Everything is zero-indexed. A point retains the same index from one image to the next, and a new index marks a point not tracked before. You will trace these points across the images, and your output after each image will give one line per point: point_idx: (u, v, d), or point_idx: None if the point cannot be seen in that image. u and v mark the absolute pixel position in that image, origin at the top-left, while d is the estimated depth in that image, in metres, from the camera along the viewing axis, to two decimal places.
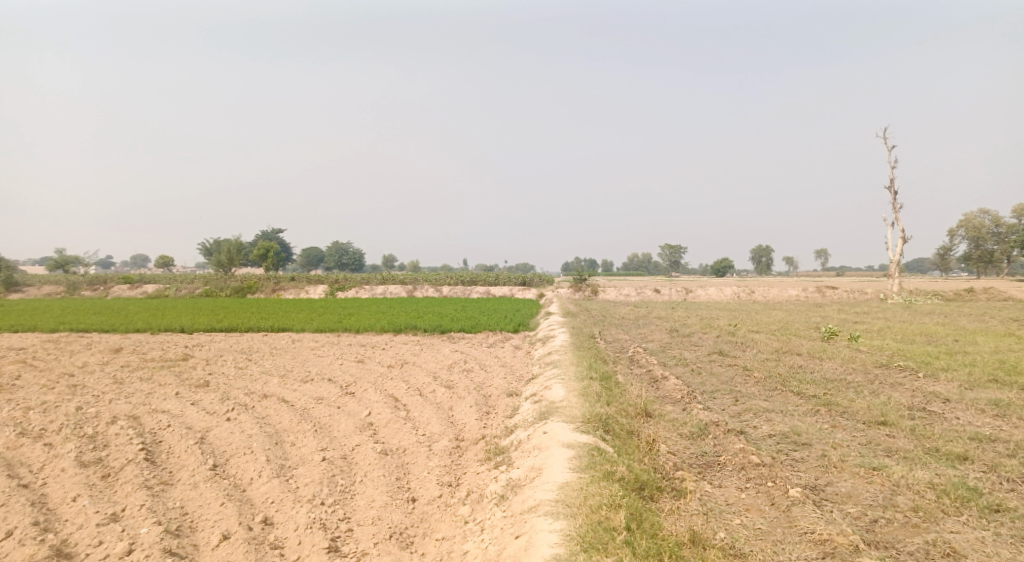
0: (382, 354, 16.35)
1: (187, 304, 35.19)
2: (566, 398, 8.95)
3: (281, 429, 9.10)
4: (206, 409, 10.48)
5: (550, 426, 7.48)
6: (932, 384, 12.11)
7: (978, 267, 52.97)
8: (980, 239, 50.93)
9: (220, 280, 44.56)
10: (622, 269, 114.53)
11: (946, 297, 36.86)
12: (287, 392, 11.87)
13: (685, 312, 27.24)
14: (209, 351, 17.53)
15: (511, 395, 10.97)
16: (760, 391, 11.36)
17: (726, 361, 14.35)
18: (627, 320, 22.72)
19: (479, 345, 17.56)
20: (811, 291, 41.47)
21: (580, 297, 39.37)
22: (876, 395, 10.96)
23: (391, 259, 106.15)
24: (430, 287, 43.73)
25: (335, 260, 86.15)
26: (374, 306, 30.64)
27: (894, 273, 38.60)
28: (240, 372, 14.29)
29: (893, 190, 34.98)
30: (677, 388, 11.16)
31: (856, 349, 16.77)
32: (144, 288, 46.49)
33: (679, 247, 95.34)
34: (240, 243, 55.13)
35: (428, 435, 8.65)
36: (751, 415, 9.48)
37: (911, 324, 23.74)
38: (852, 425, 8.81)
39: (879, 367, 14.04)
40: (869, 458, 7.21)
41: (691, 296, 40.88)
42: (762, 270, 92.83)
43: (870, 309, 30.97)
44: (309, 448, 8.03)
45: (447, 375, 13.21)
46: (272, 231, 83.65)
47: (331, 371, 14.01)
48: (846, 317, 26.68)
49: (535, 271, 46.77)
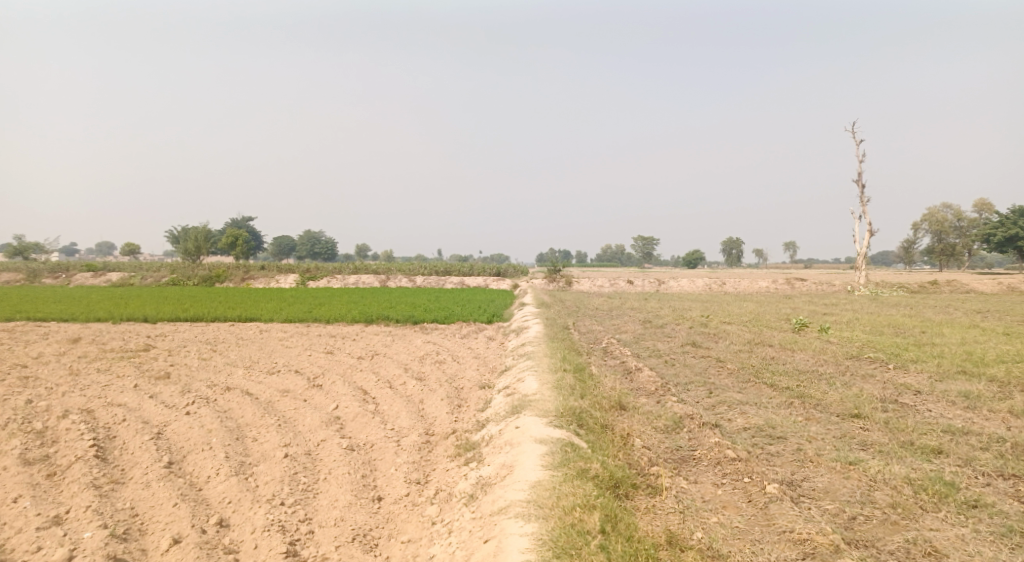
0: (352, 345, 15.99)
1: (153, 292, 34.33)
2: (539, 391, 8.74)
3: (243, 423, 8.76)
4: (165, 402, 10.07)
5: (522, 421, 7.25)
6: (903, 375, 12.15)
7: (942, 261, 54.04)
8: (943, 233, 51.97)
9: (187, 269, 43.59)
10: (595, 259, 114.88)
11: (911, 289, 37.48)
12: (252, 385, 11.48)
13: (658, 303, 27.26)
14: (172, 342, 16.98)
15: (483, 388, 10.74)
16: (734, 383, 11.28)
17: (700, 352, 14.28)
18: (600, 311, 22.61)
19: (451, 336, 17.29)
20: (781, 283, 41.87)
21: (553, 288, 39.22)
22: (848, 387, 10.94)
23: (363, 249, 105.04)
24: (402, 276, 43.29)
25: (307, 249, 85.07)
26: (346, 296, 30.18)
27: (862, 265, 39.13)
28: (203, 363, 13.84)
29: (861, 183, 35.40)
30: (651, 380, 11.02)
31: (827, 340, 16.84)
32: (107, 276, 45.30)
33: (651, 239, 95.93)
34: (208, 230, 54.00)
35: (397, 429, 8.38)
36: (726, 407, 9.37)
37: (879, 316, 24.02)
38: (826, 417, 8.75)
39: (850, 359, 14.10)
40: (845, 452, 7.12)
41: (663, 287, 41.03)
42: (732, 262, 93.79)
43: (838, 301, 31.36)
44: (271, 444, 7.71)
45: (418, 367, 12.93)
46: (241, 219, 82.13)
47: (298, 363, 13.63)
48: (816, 309, 26.93)
49: (509, 262, 46.55)
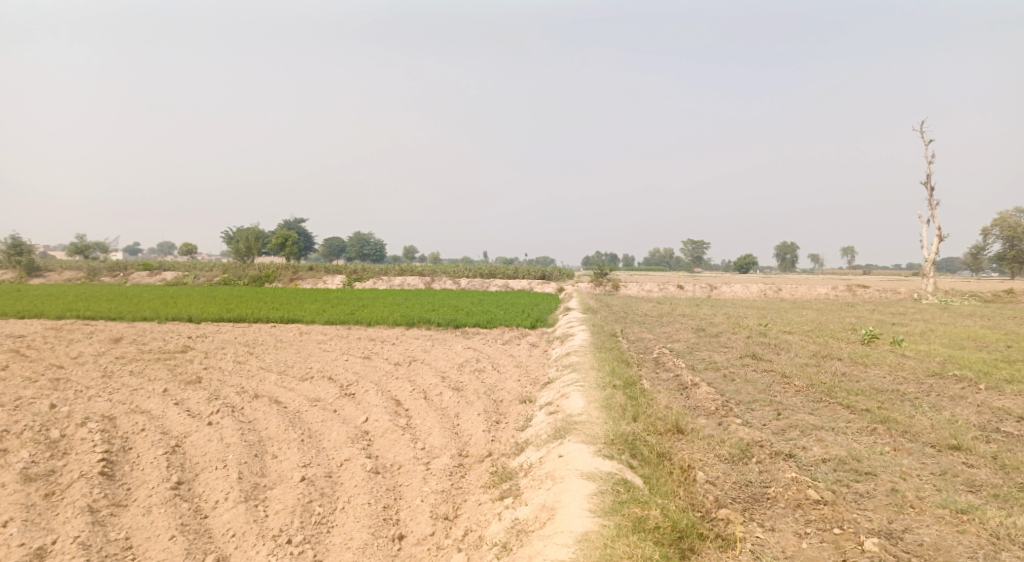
0: (390, 350, 15.34)
1: (203, 292, 34.63)
2: (586, 410, 7.83)
3: (265, 437, 8.10)
4: (190, 410, 9.53)
5: (566, 448, 6.36)
6: (998, 398, 10.80)
7: (1014, 268, 50.79)
8: (1015, 239, 48.72)
9: (238, 268, 44.09)
10: (644, 263, 112.74)
11: (985, 298, 35.00)
12: (282, 392, 10.89)
13: (711, 309, 25.91)
14: (210, 343, 16.62)
15: (525, 402, 9.89)
16: (804, 402, 10.15)
17: (762, 365, 13.11)
18: (650, 317, 21.49)
19: (494, 342, 16.50)
20: (841, 289, 39.70)
21: (600, 292, 38.03)
22: (937, 411, 9.67)
23: (411, 250, 105.42)
24: (448, 279, 42.76)
25: (356, 250, 85.91)
26: (389, 297, 29.73)
27: (929, 272, 36.78)
28: (237, 367, 13.37)
29: (930, 185, 33.22)
30: (709, 397, 9.98)
31: (902, 354, 15.38)
32: (162, 275, 46.08)
33: (702, 242, 93.63)
34: (259, 231, 54.56)
35: (429, 449, 7.60)
36: (798, 433, 8.29)
37: (954, 327, 22.20)
38: (919, 449, 7.61)
39: (932, 376, 12.70)
40: (950, 495, 6.05)
41: (715, 293, 39.45)
42: (786, 268, 90.61)
43: (905, 310, 29.37)
44: (290, 463, 7.01)
45: (457, 376, 12.15)
46: (293, 220, 83.23)
47: (333, 369, 13.01)
48: (883, 318, 25.17)
49: (556, 265, 45.57)
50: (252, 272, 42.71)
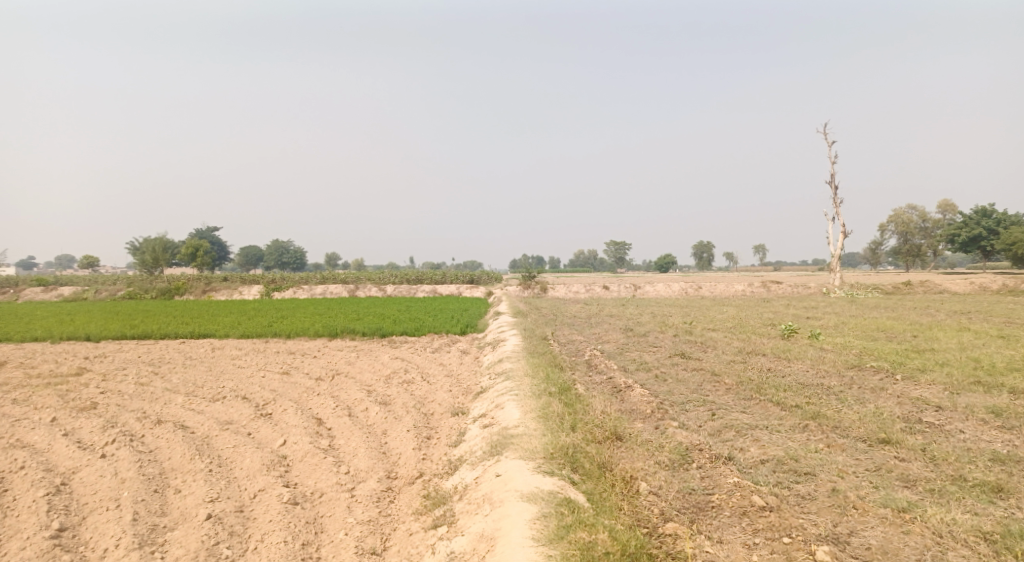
0: (311, 363, 14.51)
1: (104, 307, 32.28)
2: (522, 422, 7.42)
3: (168, 469, 7.30)
4: (81, 442, 8.55)
5: (504, 466, 5.93)
6: (915, 388, 11.11)
7: (907, 262, 54.08)
8: (908, 234, 51.86)
9: (145, 281, 41.51)
10: (567, 265, 113.96)
11: (886, 290, 36.98)
12: (189, 415, 10.00)
13: (637, 309, 26.13)
14: (110, 364, 15.30)
15: (456, 415, 9.40)
16: (736, 401, 10.12)
17: (691, 364, 13.09)
18: (578, 319, 21.40)
19: (421, 351, 15.91)
20: (757, 286, 41.07)
21: (527, 295, 37.86)
22: (862, 404, 9.82)
23: (333, 257, 102.79)
24: (372, 286, 41.63)
25: (275, 259, 82.96)
26: (310, 307, 28.52)
27: (836, 267, 38.54)
28: (140, 389, 12.27)
29: (835, 184, 34.82)
30: (644, 400, 9.78)
31: (821, 348, 15.79)
32: (59, 290, 42.95)
33: (624, 244, 95.54)
34: (167, 240, 51.54)
35: (353, 472, 7.02)
36: (734, 433, 8.17)
37: (863, 319, 23.18)
38: (852, 444, 7.61)
39: (852, 369, 13.01)
40: (889, 492, 5.99)
41: (639, 293, 40.02)
42: (703, 266, 93.53)
43: (817, 304, 30.55)
44: (195, 497, 6.30)
45: (383, 388, 11.53)
46: (206, 229, 79.56)
47: (248, 387, 12.11)
48: (798, 312, 26.05)
49: (482, 270, 45.16)
50: (161, 285, 40.33)
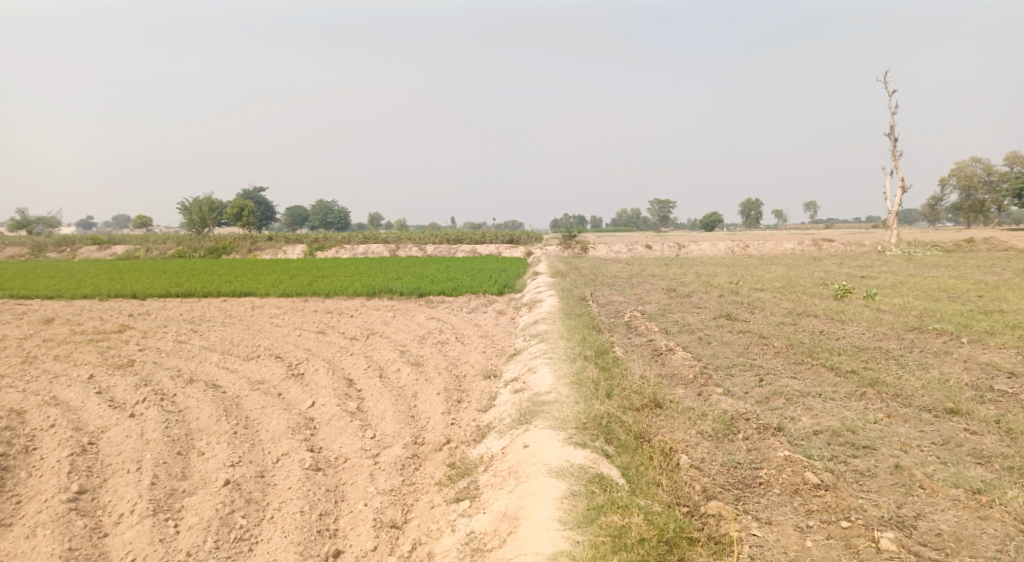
0: (347, 322, 14.37)
1: (153, 265, 32.96)
2: (555, 388, 7.02)
3: (194, 429, 7.15)
4: (113, 400, 8.50)
5: (533, 436, 5.56)
6: (983, 352, 10.33)
7: (970, 218, 51.40)
8: (972, 189, 49.11)
9: (193, 240, 42.23)
10: (610, 225, 112.37)
11: (946, 248, 35.20)
12: (222, 374, 9.92)
13: (681, 268, 25.38)
14: (152, 321, 15.43)
15: (488, 378, 9.08)
16: (786, 365, 9.54)
17: (737, 326, 12.48)
18: (619, 279, 20.84)
19: (458, 311, 15.65)
20: (807, 244, 39.57)
21: (568, 255, 37.24)
22: (925, 370, 9.13)
23: (376, 217, 103.26)
24: (413, 246, 41.57)
25: (320, 219, 83.80)
26: (350, 267, 28.56)
27: (893, 224, 36.74)
28: (177, 347, 12.28)
29: (894, 136, 32.95)
30: (687, 364, 9.28)
31: (877, 309, 14.94)
32: (112, 249, 44.07)
33: (669, 202, 93.56)
34: (212, 199, 52.12)
35: (379, 437, 6.75)
36: (784, 401, 7.64)
37: (922, 279, 21.97)
38: (914, 415, 7.00)
39: (912, 332, 12.20)
40: (960, 470, 5.43)
41: (684, 252, 39.01)
42: (751, 224, 91.04)
43: (873, 262, 29.16)
44: (215, 460, 6.10)
45: (417, 349, 11.29)
46: (253, 189, 80.60)
47: (283, 346, 12.03)
48: (852, 272, 24.88)
49: (523, 229, 44.63)
50: (209, 244, 41.00)
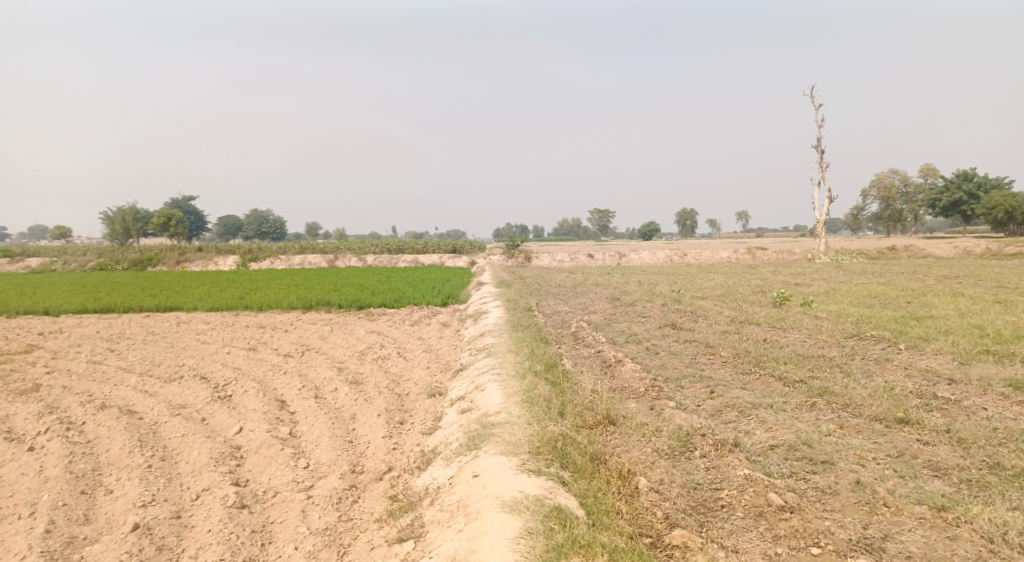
0: (281, 338, 13.61)
1: (71, 279, 30.98)
2: (504, 408, 6.62)
3: (102, 464, 6.43)
4: (12, 431, 7.64)
5: (483, 464, 5.14)
6: (921, 359, 10.47)
7: (889, 227, 53.75)
8: (891, 200, 51.32)
9: (115, 252, 40.03)
10: (550, 234, 113.03)
11: (871, 256, 36.54)
12: (140, 398, 9.11)
13: (623, 277, 25.41)
14: (65, 340, 14.27)
15: (432, 397, 8.60)
16: (734, 375, 9.41)
17: (683, 335, 12.36)
18: (562, 288, 20.65)
19: (399, 324, 15.09)
20: (742, 252, 40.47)
21: (510, 265, 36.98)
22: (870, 377, 9.14)
23: (313, 227, 100.75)
24: (352, 256, 40.52)
25: (254, 229, 81.23)
26: (285, 279, 27.47)
27: (821, 232, 37.96)
28: (91, 369, 11.31)
29: (821, 148, 34.04)
30: (636, 376, 9.03)
31: (815, 316, 15.14)
32: (26, 262, 41.39)
33: (607, 212, 94.79)
34: (137, 208, 49.68)
35: (314, 466, 6.21)
36: (737, 414, 7.44)
37: (854, 285, 22.60)
38: (867, 425, 6.91)
39: (852, 338, 12.34)
40: (920, 484, 5.30)
41: (624, 261, 39.31)
42: (687, 233, 93.03)
43: (805, 270, 29.93)
44: (125, 500, 5.45)
45: (355, 365, 10.71)
46: (182, 199, 77.55)
47: (210, 365, 11.23)
48: (786, 279, 25.42)
49: (465, 239, 44.15)
50: (133, 256, 38.93)
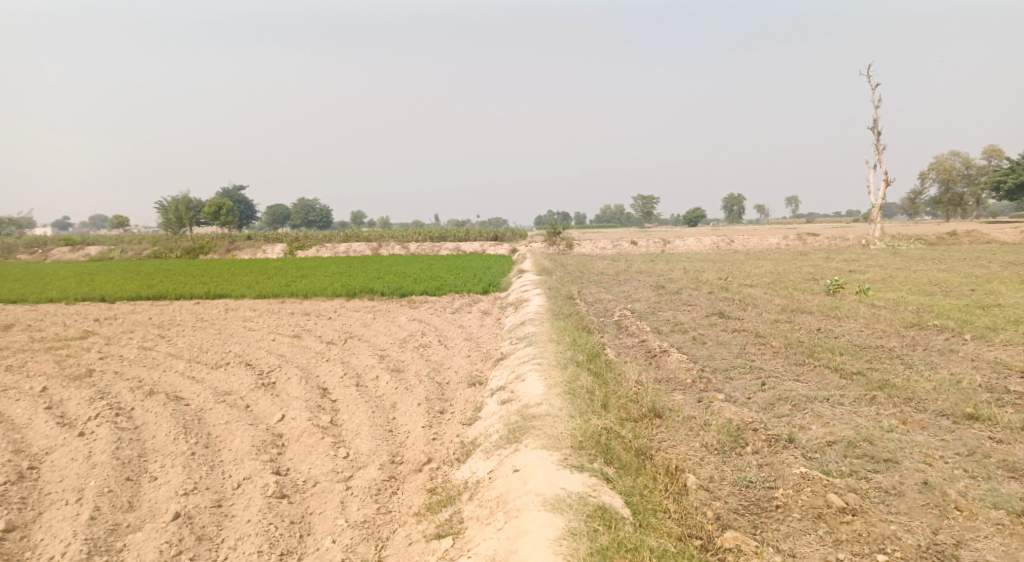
0: (325, 325, 13.68)
1: (127, 267, 31.99)
2: (546, 400, 6.42)
3: (148, 450, 6.49)
4: (64, 416, 7.80)
5: (524, 459, 4.97)
6: (989, 350, 9.88)
7: (949, 211, 51.47)
8: (951, 182, 49.06)
9: (169, 241, 41.16)
10: (594, 221, 112.03)
11: (930, 241, 35.00)
12: (187, 385, 9.22)
13: (668, 264, 24.90)
14: (119, 327, 14.64)
15: (473, 386, 8.46)
16: (787, 367, 9.01)
17: (731, 324, 11.95)
18: (606, 276, 20.31)
19: (441, 311, 15.02)
20: (792, 239, 39.30)
21: (552, 252, 36.68)
22: (933, 369, 8.65)
23: (358, 215, 101.99)
24: (395, 244, 40.83)
25: (302, 218, 82.67)
26: (330, 267, 27.79)
27: (876, 217, 36.55)
28: (142, 355, 11.53)
29: (877, 130, 32.65)
30: (683, 367, 8.72)
31: (872, 304, 14.49)
32: (86, 250, 42.93)
33: (652, 198, 93.41)
34: (189, 199, 51.05)
35: (353, 456, 6.14)
36: (790, 407, 7.10)
37: (911, 272, 21.64)
38: (933, 421, 6.50)
39: (912, 328, 11.73)
40: (995, 486, 4.93)
41: (669, 247, 38.59)
42: (734, 219, 91.03)
43: (859, 256, 28.84)
44: (168, 487, 5.46)
45: (396, 353, 10.66)
46: (232, 188, 79.34)
47: (255, 352, 11.34)
48: (840, 266, 24.52)
49: (507, 227, 43.98)
50: (186, 244, 40.02)
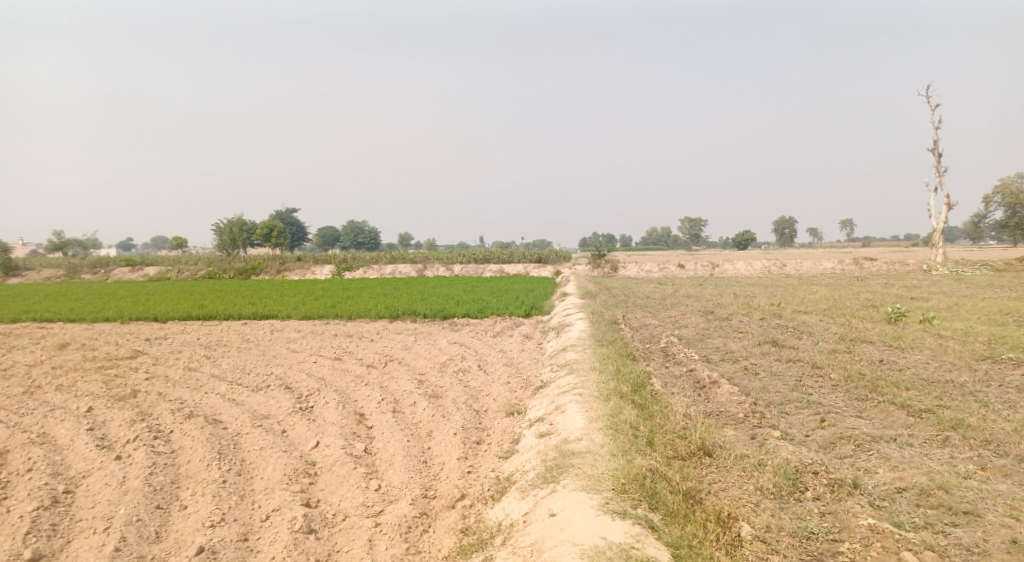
0: (366, 348, 13.59)
1: (182, 287, 32.84)
2: (587, 435, 6.08)
3: (181, 476, 6.38)
4: (104, 438, 7.79)
5: (562, 502, 4.65)
6: None
7: (1016, 236, 49.04)
8: (1018, 206, 46.75)
9: (222, 261, 42.23)
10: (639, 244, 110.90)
11: (997, 267, 33.30)
12: (226, 407, 9.17)
13: (717, 289, 24.18)
14: (167, 347, 14.84)
15: (512, 416, 8.16)
16: (847, 402, 8.44)
17: (785, 354, 11.37)
18: (652, 300, 19.79)
19: (483, 335, 14.79)
20: (848, 263, 37.91)
21: (597, 276, 36.23)
22: (1011, 408, 7.97)
23: (406, 237, 103.27)
24: (440, 267, 40.94)
25: (350, 240, 84.11)
26: (375, 288, 27.94)
27: (938, 242, 34.99)
28: (187, 376, 11.59)
29: (937, 151, 31.35)
30: (735, 401, 8.25)
31: (937, 335, 13.65)
32: (145, 270, 44.38)
33: (700, 221, 91.96)
34: (243, 220, 52.37)
35: (385, 489, 5.89)
36: (853, 447, 6.58)
37: (978, 300, 20.48)
38: (1016, 468, 5.91)
39: (983, 362, 10.95)
40: None
41: (717, 271, 37.68)
42: (785, 243, 88.85)
43: (920, 283, 27.53)
44: (196, 517, 5.31)
45: (436, 378, 10.45)
46: (284, 211, 81.32)
47: (296, 374, 11.28)
48: (900, 292, 23.40)
49: (552, 249, 43.70)
50: (238, 265, 40.96)
